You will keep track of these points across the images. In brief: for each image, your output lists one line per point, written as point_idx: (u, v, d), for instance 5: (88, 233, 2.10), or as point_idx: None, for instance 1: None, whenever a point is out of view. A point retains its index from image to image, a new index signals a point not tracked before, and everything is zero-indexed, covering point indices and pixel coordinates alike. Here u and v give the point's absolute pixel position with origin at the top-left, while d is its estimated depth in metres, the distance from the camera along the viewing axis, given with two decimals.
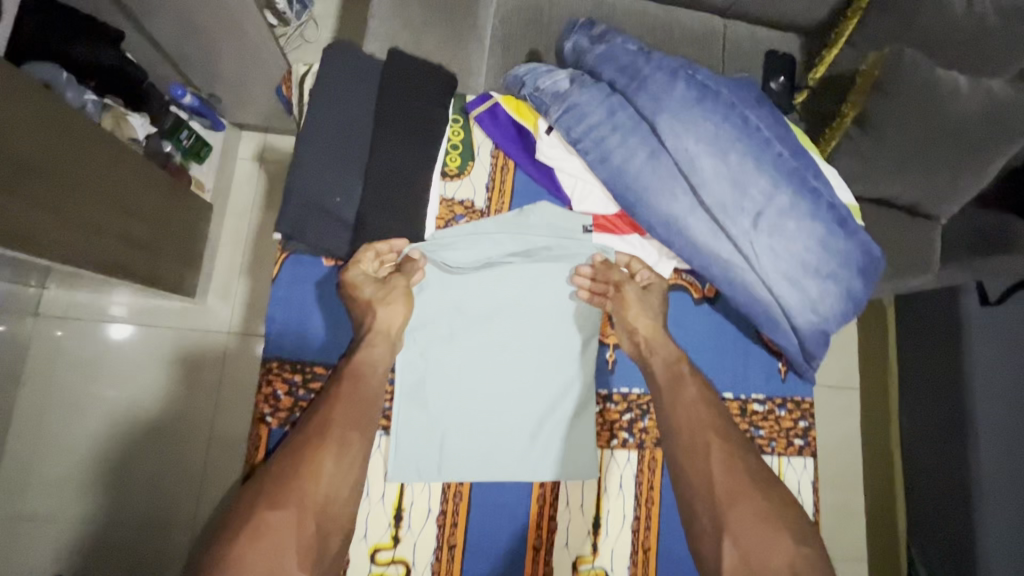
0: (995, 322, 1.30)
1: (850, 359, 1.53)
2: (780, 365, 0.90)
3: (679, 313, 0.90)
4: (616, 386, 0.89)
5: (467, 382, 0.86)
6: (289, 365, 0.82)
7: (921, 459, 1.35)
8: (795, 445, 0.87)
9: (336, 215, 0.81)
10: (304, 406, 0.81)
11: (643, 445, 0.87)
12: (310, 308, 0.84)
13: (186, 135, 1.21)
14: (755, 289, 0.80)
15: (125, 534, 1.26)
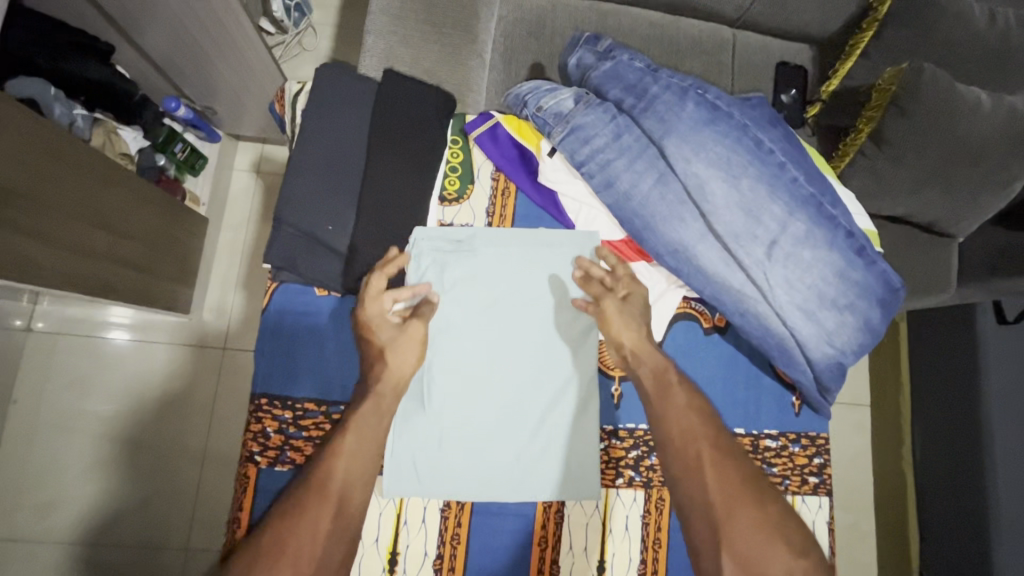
0: (1011, 341, 1.26)
1: (860, 374, 1.49)
2: (794, 399, 0.82)
3: (687, 343, 0.83)
4: (621, 421, 0.83)
5: (460, 413, 0.80)
6: (280, 401, 0.78)
7: (934, 482, 1.31)
8: (810, 484, 0.79)
9: (325, 245, 0.79)
10: (296, 445, 0.78)
11: (650, 484, 0.82)
12: (302, 339, 0.81)
13: (180, 147, 1.19)
14: (769, 322, 0.76)
15: (118, 554, 1.23)
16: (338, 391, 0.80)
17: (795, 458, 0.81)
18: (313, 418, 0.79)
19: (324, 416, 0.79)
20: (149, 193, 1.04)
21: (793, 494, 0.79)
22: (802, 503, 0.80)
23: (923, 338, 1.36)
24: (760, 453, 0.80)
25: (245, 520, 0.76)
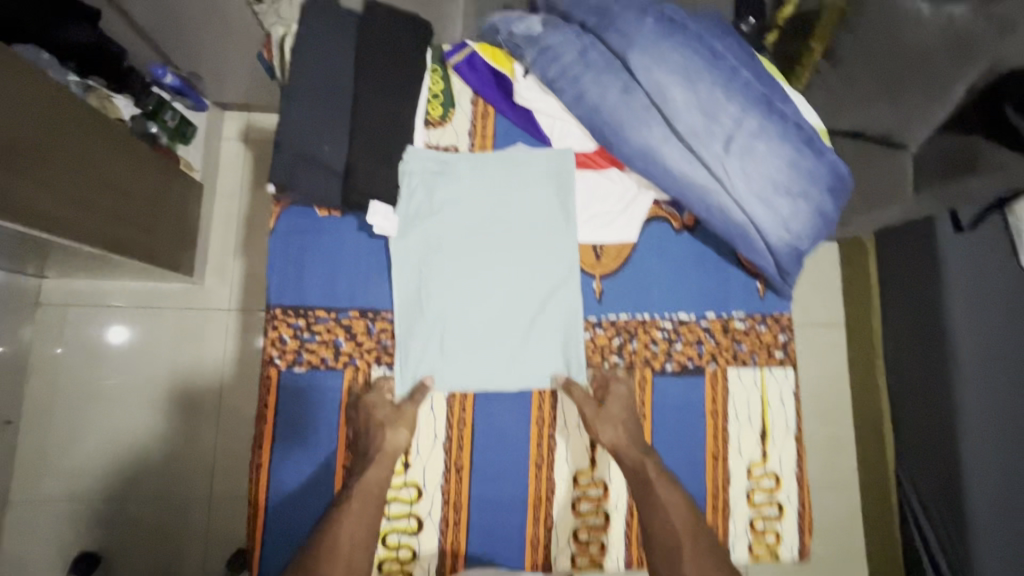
0: (973, 250, 1.29)
1: (831, 296, 1.62)
2: (758, 285, 0.90)
3: (658, 241, 0.90)
4: (604, 313, 0.89)
5: (458, 316, 0.87)
6: (293, 311, 0.85)
7: (906, 387, 1.40)
8: (776, 357, 0.88)
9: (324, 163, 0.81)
10: (310, 349, 0.85)
11: (634, 365, 0.89)
12: (308, 256, 0.87)
13: (171, 115, 1.22)
14: (730, 212, 0.83)
15: (145, 509, 1.30)
16: (345, 299, 0.87)
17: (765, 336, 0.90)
18: (325, 324, 0.86)
19: (335, 321, 0.86)
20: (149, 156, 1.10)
21: (762, 366, 0.88)
22: (770, 374, 0.88)
23: (888, 251, 1.46)
24: (730, 333, 0.88)
25: (271, 415, 0.84)
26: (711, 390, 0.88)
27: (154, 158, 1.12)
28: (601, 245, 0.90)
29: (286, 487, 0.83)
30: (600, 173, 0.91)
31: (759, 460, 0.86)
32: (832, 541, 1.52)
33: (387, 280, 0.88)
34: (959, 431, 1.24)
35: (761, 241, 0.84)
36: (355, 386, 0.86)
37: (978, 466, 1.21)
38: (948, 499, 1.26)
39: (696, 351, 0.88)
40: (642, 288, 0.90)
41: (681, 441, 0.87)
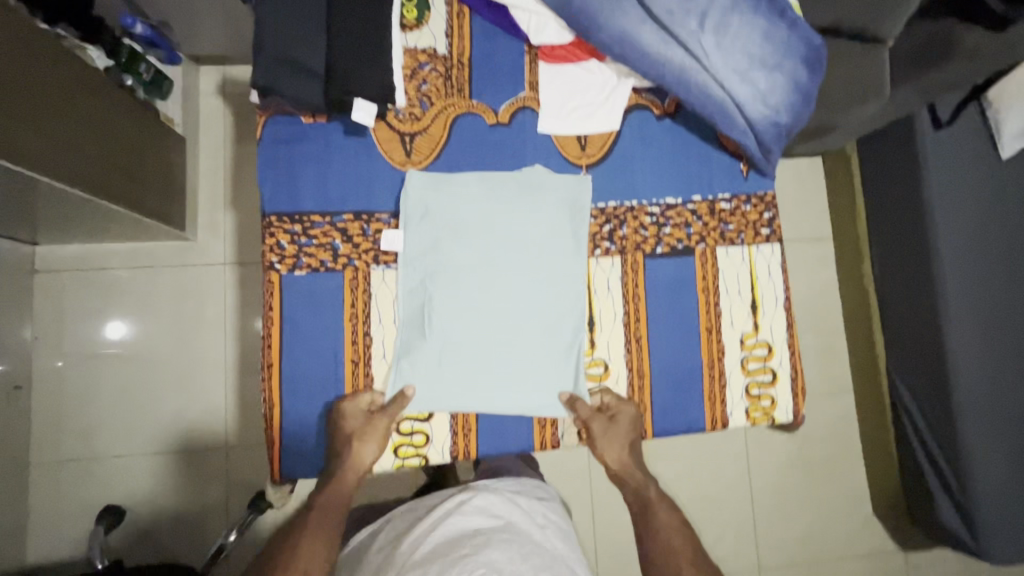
0: (949, 143, 1.33)
1: (818, 211, 1.65)
2: (742, 166, 0.96)
3: (643, 130, 0.95)
4: (594, 202, 0.93)
5: (460, 276, 0.89)
6: (288, 217, 0.87)
7: (891, 286, 1.44)
8: (761, 234, 0.96)
9: (307, 67, 0.82)
10: (308, 253, 0.87)
11: (626, 251, 0.93)
12: (298, 163, 0.87)
13: (145, 67, 1.21)
14: (710, 91, 0.86)
15: (165, 461, 1.33)
16: (338, 203, 0.88)
17: (749, 215, 0.96)
18: (320, 228, 0.87)
19: (330, 225, 0.87)
20: (122, 102, 1.10)
21: (749, 244, 0.95)
22: (757, 251, 0.96)
23: (869, 157, 1.48)
24: (716, 214, 0.95)
25: (276, 319, 0.86)
26: (702, 269, 0.94)
27: (127, 103, 1.12)
28: (586, 136, 0.93)
29: (299, 396, 0.86)
30: (581, 67, 0.93)
31: (751, 331, 0.94)
32: (829, 444, 1.58)
33: (377, 182, 0.89)
34: (943, 315, 1.31)
35: (741, 117, 0.88)
36: (356, 284, 0.87)
37: (958, 344, 1.29)
38: (934, 381, 1.34)
39: (685, 234, 0.94)
40: (628, 175, 0.94)
41: (676, 317, 0.93)
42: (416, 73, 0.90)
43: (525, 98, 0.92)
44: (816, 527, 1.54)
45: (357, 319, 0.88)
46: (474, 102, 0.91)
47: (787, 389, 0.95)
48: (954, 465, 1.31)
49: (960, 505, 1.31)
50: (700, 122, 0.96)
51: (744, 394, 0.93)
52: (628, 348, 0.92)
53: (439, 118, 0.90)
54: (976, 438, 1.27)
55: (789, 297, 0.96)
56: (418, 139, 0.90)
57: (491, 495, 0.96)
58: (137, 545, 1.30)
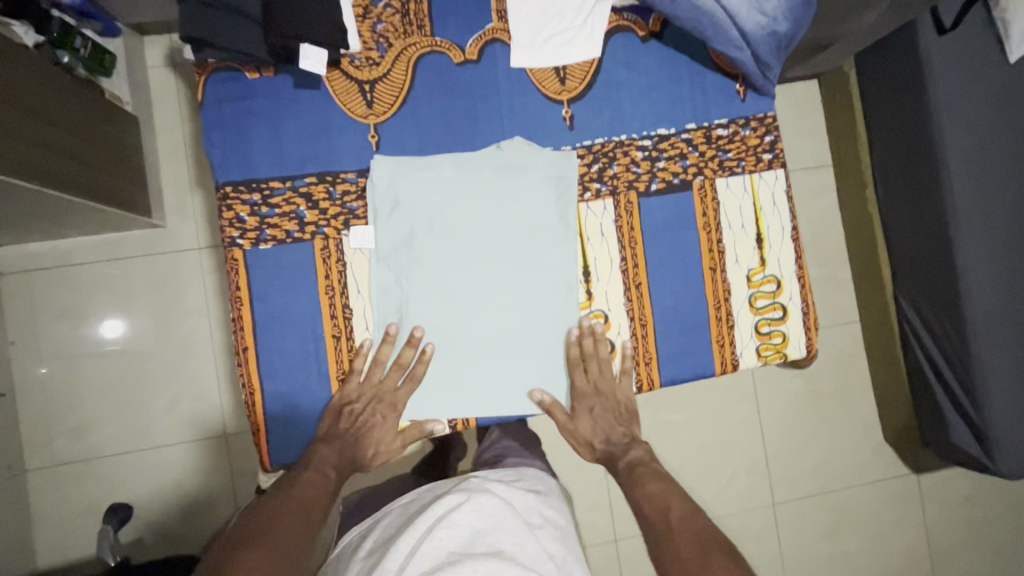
0: (954, 48, 1.24)
1: (817, 137, 1.57)
2: (738, 87, 0.89)
3: (627, 53, 0.86)
4: (579, 140, 0.86)
5: (442, 263, 0.83)
6: (246, 185, 0.80)
7: (897, 209, 1.39)
8: (764, 160, 0.89)
9: (241, 12, 0.72)
10: (271, 223, 0.80)
11: (617, 192, 0.86)
12: (250, 126, 0.80)
13: (81, 42, 1.10)
14: (698, 0, 0.77)
15: (166, 454, 1.31)
16: (298, 167, 0.81)
17: (749, 142, 0.90)
18: (281, 195, 0.80)
19: (292, 191, 0.81)
20: (62, 85, 1.01)
21: (750, 172, 0.89)
22: (759, 180, 0.90)
23: (868, 72, 1.39)
24: (714, 142, 0.88)
25: (246, 299, 0.81)
26: (702, 205, 0.88)
27: (67, 84, 1.03)
28: (564, 67, 0.85)
29: (283, 378, 0.82)
30: None
31: (758, 267, 0.89)
32: (837, 376, 1.56)
33: (339, 138, 0.81)
34: (951, 232, 1.26)
35: (733, 29, 0.80)
36: (327, 254, 0.81)
37: (969, 261, 1.25)
38: (945, 302, 1.31)
39: (681, 167, 0.87)
40: (614, 107, 0.86)
41: (677, 258, 0.88)
42: (369, 11, 0.81)
43: (493, 29, 0.84)
44: (827, 458, 1.54)
45: (333, 291, 0.82)
46: (437, 39, 0.83)
47: (799, 324, 0.91)
48: (966, 385, 1.29)
49: (974, 426, 1.30)
50: (689, 41, 0.88)
51: (754, 333, 0.89)
52: (628, 295, 0.87)
53: (400, 61, 0.82)
54: (989, 356, 1.24)
55: (795, 229, 0.91)
56: (380, 87, 0.82)
57: (482, 503, 0.87)
58: (149, 540, 1.29)
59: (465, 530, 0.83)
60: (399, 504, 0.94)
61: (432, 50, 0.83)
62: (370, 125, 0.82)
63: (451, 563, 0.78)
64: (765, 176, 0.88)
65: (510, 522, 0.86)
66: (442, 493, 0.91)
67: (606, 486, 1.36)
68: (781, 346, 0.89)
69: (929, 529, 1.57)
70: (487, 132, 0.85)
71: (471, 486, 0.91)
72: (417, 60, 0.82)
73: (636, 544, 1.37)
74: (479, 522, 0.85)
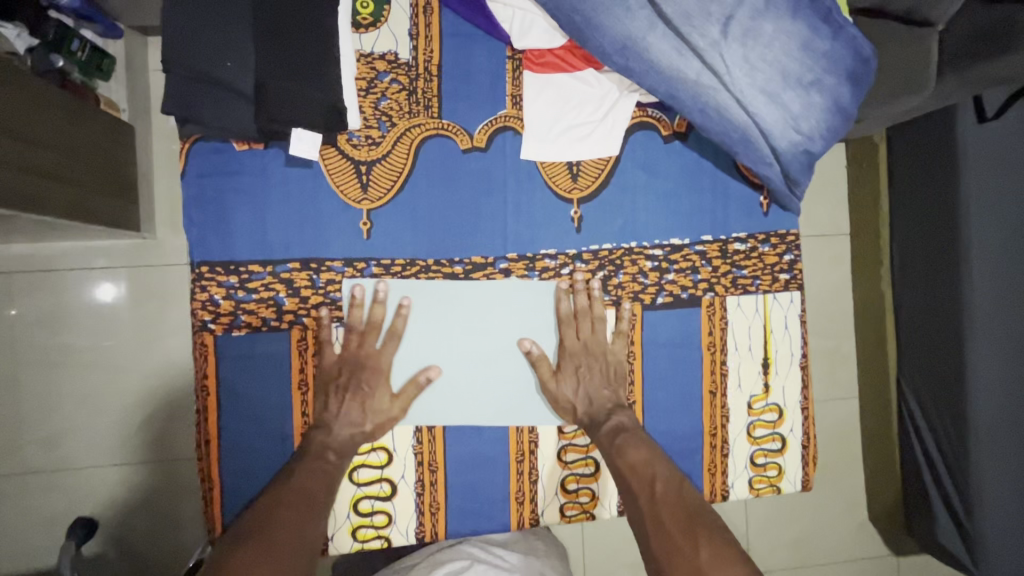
0: (994, 138, 1.18)
1: (839, 204, 1.51)
2: (763, 199, 0.93)
3: (647, 153, 0.90)
4: (585, 243, 0.89)
5: (443, 363, 0.86)
6: (222, 268, 0.82)
7: (913, 296, 1.34)
8: (781, 280, 0.93)
9: (234, 87, 0.75)
10: (246, 309, 0.83)
11: (620, 301, 0.90)
12: (231, 201, 0.83)
13: (79, 45, 1.04)
14: (731, 111, 0.78)
15: (139, 472, 1.28)
16: (282, 252, 0.84)
17: (767, 258, 0.94)
18: (261, 280, 0.84)
19: (272, 276, 0.83)
20: (52, 94, 0.95)
21: (764, 292, 0.93)
22: (772, 301, 0.93)
23: (899, 152, 1.33)
24: (730, 257, 0.92)
25: (212, 387, 0.83)
26: (708, 322, 0.92)
27: (60, 97, 0.97)
28: (578, 163, 0.88)
29: (247, 443, 0.84)
30: (574, 76, 0.86)
31: (761, 395, 0.93)
32: (830, 452, 1.52)
33: (330, 225, 0.84)
34: (966, 327, 1.22)
35: (765, 143, 0.80)
36: (304, 346, 0.85)
37: (978, 362, 1.21)
38: (949, 398, 1.27)
39: (691, 281, 0.91)
40: (625, 213, 0.90)
41: (676, 372, 0.91)
42: (374, 84, 0.84)
43: (505, 117, 0.87)
44: (810, 534, 1.51)
45: (306, 386, 0.85)
46: (444, 122, 0.86)
47: (798, 458, 0.94)
48: (961, 486, 1.25)
49: (963, 528, 1.26)
50: (712, 147, 0.92)
51: (750, 464, 0.93)
52: None
53: (403, 141, 0.85)
54: (989, 462, 1.21)
55: (805, 354, 0.94)
56: (378, 168, 0.85)
57: (487, 565, 0.85)
58: (113, 556, 1.27)
59: None
60: (396, 567, 0.91)
61: (437, 132, 0.85)
62: (362, 211, 0.85)
63: None
64: (778, 298, 0.92)
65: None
66: (438, 555, 0.88)
67: None
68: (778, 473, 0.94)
69: None
70: (488, 229, 0.87)
71: (467, 551, 0.88)
72: (419, 142, 0.85)
73: None
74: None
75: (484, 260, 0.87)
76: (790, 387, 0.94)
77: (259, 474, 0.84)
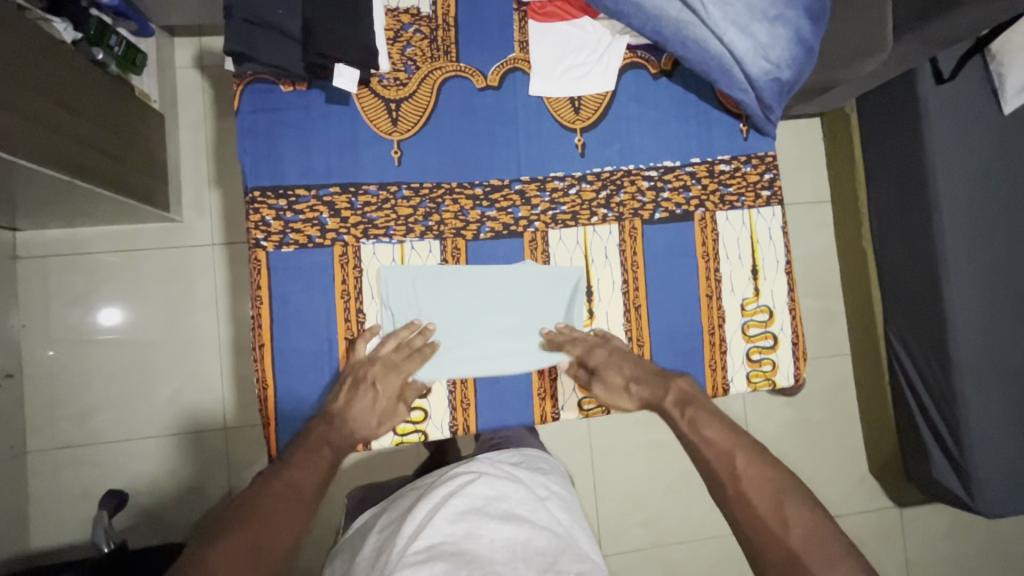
0: (951, 97, 1.30)
1: (819, 173, 1.61)
2: (741, 126, 1.03)
3: (640, 87, 1.00)
4: (589, 167, 0.99)
5: (465, 280, 0.96)
6: (272, 192, 0.91)
7: (893, 245, 1.43)
8: (763, 197, 1.03)
9: (282, 30, 0.83)
10: (292, 228, 0.92)
11: (622, 218, 0.99)
12: (279, 133, 0.92)
13: (116, 40, 1.12)
14: (708, 43, 0.90)
15: (166, 443, 1.33)
16: (324, 176, 0.93)
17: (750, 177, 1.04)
18: (306, 203, 0.92)
19: (316, 199, 0.92)
20: (94, 77, 1.04)
21: (749, 207, 1.03)
22: (756, 215, 1.03)
23: (869, 118, 1.45)
24: (717, 177, 1.02)
25: (265, 297, 0.91)
26: (701, 234, 1.01)
27: (101, 79, 1.06)
28: (580, 98, 0.98)
29: (291, 356, 0.92)
30: (573, 24, 0.97)
31: (752, 296, 1.02)
32: (827, 407, 1.59)
33: (363, 152, 0.93)
34: (941, 267, 1.31)
35: (739, 72, 0.92)
36: (345, 260, 0.93)
37: (955, 294, 1.30)
38: (932, 338, 1.35)
39: (684, 198, 1.01)
40: (623, 137, 1.00)
41: (675, 282, 1.01)
42: (399, 34, 0.94)
43: (515, 59, 0.97)
44: (813, 489, 1.56)
45: (349, 296, 0.93)
46: (461, 65, 0.96)
47: (789, 354, 1.03)
48: (950, 422, 1.32)
49: (954, 462, 1.33)
50: (699, 81, 1.02)
51: (746, 359, 1.02)
52: (628, 319, 1.00)
53: (426, 83, 0.94)
54: (973, 395, 1.28)
55: (788, 262, 1.04)
56: (405, 106, 0.94)
57: (494, 477, 0.97)
58: (142, 527, 1.31)
59: (479, 497, 0.92)
60: (411, 487, 1.02)
61: (456, 74, 0.95)
62: (393, 141, 0.94)
63: (473, 526, 0.87)
64: (762, 212, 1.02)
65: (520, 493, 0.96)
66: (451, 471, 1.00)
67: (594, 500, 1.41)
68: (772, 374, 1.03)
69: (910, 562, 1.59)
70: (503, 156, 0.97)
71: (477, 467, 0.99)
72: (440, 83, 0.95)
73: (621, 561, 1.41)
74: (491, 490, 0.94)
75: (501, 182, 0.97)
76: (778, 293, 1.03)
77: (307, 376, 0.92)
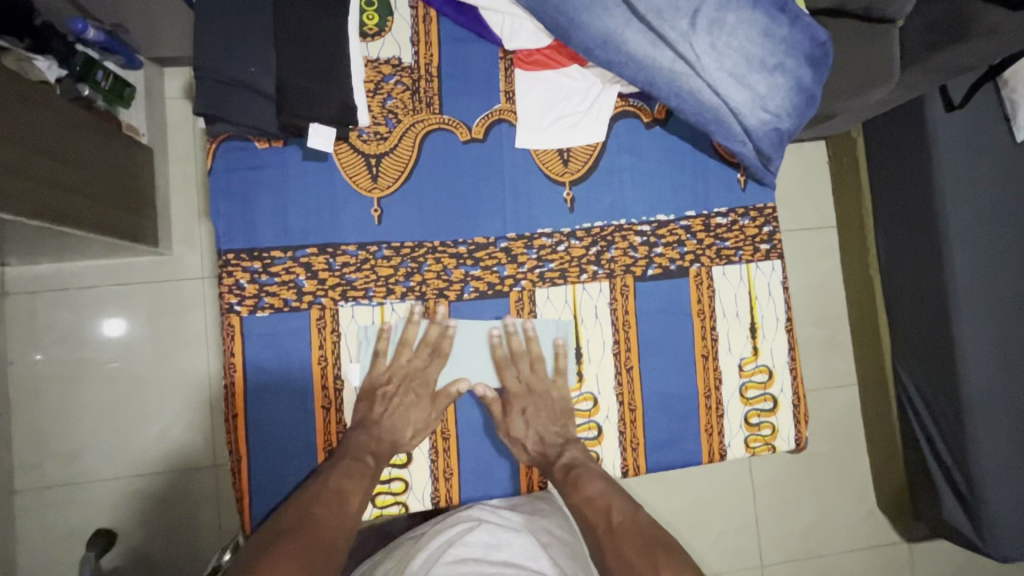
0: (960, 127, 1.25)
1: (825, 197, 1.57)
2: (739, 176, 1.02)
3: (633, 138, 1.00)
4: (577, 222, 0.98)
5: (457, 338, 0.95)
6: (247, 254, 0.91)
7: (900, 277, 1.38)
8: (762, 250, 1.02)
9: (256, 88, 0.84)
10: (267, 291, 0.91)
11: (613, 275, 0.98)
12: (254, 192, 0.92)
13: (103, 75, 1.11)
14: (702, 94, 0.88)
15: (154, 481, 1.31)
16: (301, 237, 0.92)
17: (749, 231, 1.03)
18: (282, 265, 0.92)
19: (293, 260, 0.92)
20: (80, 119, 1.03)
21: (747, 261, 1.01)
22: (755, 269, 1.02)
23: (876, 144, 1.40)
24: (713, 230, 1.01)
25: (239, 364, 0.91)
26: (697, 292, 1.00)
27: (87, 119, 1.05)
28: (568, 150, 0.98)
29: (269, 418, 0.91)
30: (561, 72, 0.96)
31: (750, 356, 1.01)
32: (834, 440, 1.54)
33: (343, 211, 0.93)
34: (951, 305, 1.26)
35: (737, 123, 0.90)
36: (323, 324, 0.92)
37: (967, 333, 1.25)
38: (942, 374, 1.30)
39: (678, 253, 1.00)
40: (614, 192, 0.99)
41: (668, 339, 0.99)
42: (381, 86, 0.94)
43: (501, 110, 0.96)
44: (820, 523, 1.52)
45: (326, 361, 0.93)
46: (444, 117, 0.96)
47: (789, 418, 1.02)
48: (961, 463, 1.27)
49: (967, 504, 1.28)
50: (693, 131, 1.01)
51: (745, 424, 1.00)
52: (619, 378, 0.98)
53: (408, 136, 0.95)
54: (987, 438, 1.23)
55: (789, 318, 1.02)
56: (385, 161, 0.94)
57: (495, 523, 0.91)
58: (130, 565, 1.29)
59: (478, 546, 0.87)
60: (411, 533, 0.98)
61: (439, 127, 0.95)
62: (373, 199, 0.94)
63: None
64: (761, 267, 1.01)
65: (523, 540, 0.90)
66: (452, 514, 0.95)
67: None
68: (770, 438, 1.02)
69: None
70: (488, 211, 0.96)
71: (479, 510, 0.94)
72: (423, 135, 0.95)
73: None
74: (491, 538, 0.89)
75: (486, 240, 0.96)
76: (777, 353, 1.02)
77: (287, 436, 0.91)
